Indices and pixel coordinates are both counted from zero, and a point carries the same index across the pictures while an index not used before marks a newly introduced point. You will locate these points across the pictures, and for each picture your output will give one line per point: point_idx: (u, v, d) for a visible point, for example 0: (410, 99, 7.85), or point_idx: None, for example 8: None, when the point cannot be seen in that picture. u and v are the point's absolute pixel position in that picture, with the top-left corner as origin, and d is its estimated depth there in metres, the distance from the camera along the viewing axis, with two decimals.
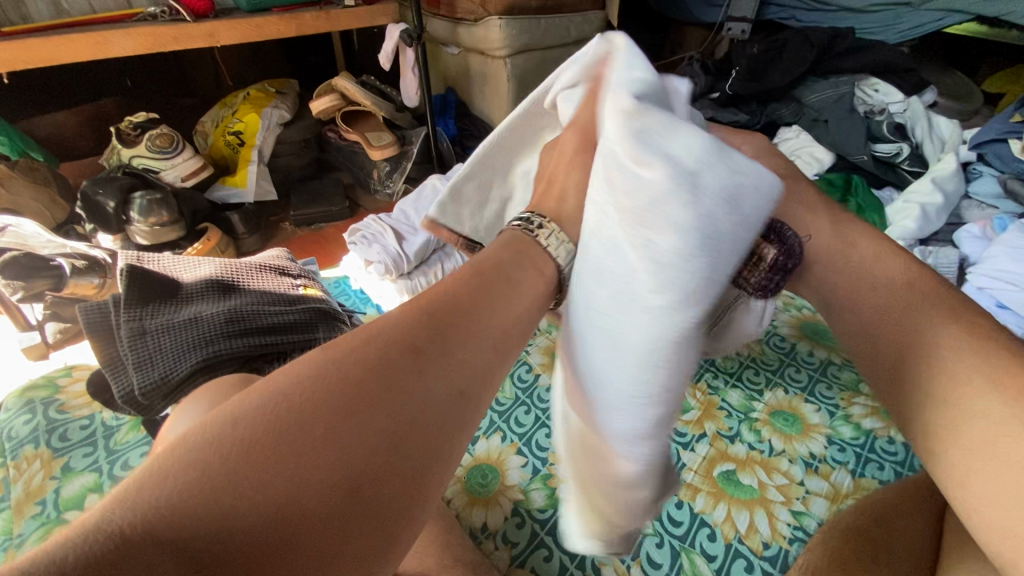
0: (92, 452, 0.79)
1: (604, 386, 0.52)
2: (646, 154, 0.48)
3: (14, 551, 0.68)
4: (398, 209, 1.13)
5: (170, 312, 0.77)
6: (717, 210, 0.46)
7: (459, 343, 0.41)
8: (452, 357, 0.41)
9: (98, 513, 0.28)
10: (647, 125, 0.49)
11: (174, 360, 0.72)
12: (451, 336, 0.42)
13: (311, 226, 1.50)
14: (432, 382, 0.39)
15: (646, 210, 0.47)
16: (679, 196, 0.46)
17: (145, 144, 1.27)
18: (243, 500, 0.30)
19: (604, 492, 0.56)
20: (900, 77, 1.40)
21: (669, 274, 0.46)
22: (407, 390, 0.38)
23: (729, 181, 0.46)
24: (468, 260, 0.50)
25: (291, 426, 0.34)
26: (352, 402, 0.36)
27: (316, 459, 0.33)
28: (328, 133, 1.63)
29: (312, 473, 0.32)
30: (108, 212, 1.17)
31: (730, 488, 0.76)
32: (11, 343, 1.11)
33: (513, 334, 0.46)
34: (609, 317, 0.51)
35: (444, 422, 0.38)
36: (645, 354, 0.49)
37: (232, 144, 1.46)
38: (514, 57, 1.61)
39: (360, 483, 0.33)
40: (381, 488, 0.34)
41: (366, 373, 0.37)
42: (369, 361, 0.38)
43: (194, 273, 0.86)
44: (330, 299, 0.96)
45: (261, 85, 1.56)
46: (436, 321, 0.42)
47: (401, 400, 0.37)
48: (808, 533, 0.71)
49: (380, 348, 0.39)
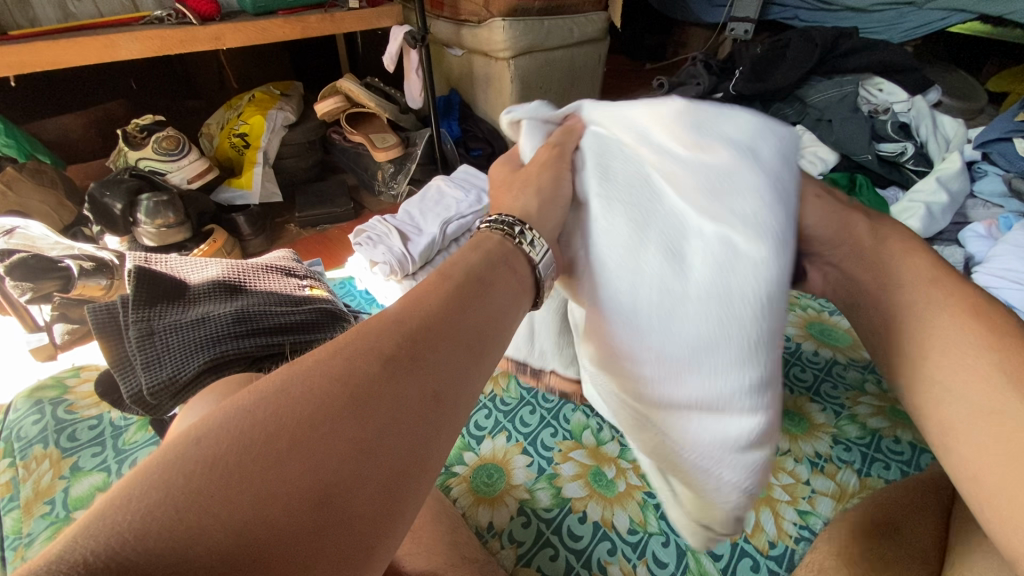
0: (100, 451, 0.79)
1: (719, 340, 0.53)
2: (705, 141, 0.59)
3: (24, 550, 0.68)
4: (402, 209, 1.13)
5: (177, 313, 0.78)
6: (777, 167, 0.57)
7: (435, 350, 0.41)
8: (425, 364, 0.40)
9: (60, 542, 0.26)
10: (694, 121, 0.61)
11: (181, 360, 0.72)
12: (423, 342, 0.41)
13: (316, 227, 1.51)
14: (405, 388, 0.38)
15: (722, 179, 0.56)
16: (748, 162, 0.56)
17: (151, 146, 1.27)
18: (210, 516, 0.29)
19: (723, 457, 0.54)
20: (904, 76, 1.40)
21: (763, 221, 0.53)
22: (379, 397, 0.37)
23: (776, 145, 0.59)
24: (437, 269, 0.49)
25: (258, 440, 0.32)
26: (326, 412, 0.35)
27: (285, 472, 0.31)
28: (333, 135, 1.65)
29: (282, 487, 0.31)
30: (116, 214, 1.18)
31: None
32: (20, 344, 1.12)
33: (487, 337, 0.45)
34: (713, 275, 0.54)
35: (419, 427, 0.37)
36: (761, 292, 0.52)
37: (237, 146, 1.47)
38: (518, 59, 1.62)
39: (333, 495, 0.32)
40: (355, 499, 0.33)
41: (340, 383, 0.37)
42: (341, 370, 0.37)
43: (202, 274, 0.87)
44: (335, 300, 0.96)
45: (266, 88, 1.57)
46: (405, 329, 0.41)
47: (375, 407, 0.36)
48: (814, 532, 0.71)
49: (348, 359, 0.38)
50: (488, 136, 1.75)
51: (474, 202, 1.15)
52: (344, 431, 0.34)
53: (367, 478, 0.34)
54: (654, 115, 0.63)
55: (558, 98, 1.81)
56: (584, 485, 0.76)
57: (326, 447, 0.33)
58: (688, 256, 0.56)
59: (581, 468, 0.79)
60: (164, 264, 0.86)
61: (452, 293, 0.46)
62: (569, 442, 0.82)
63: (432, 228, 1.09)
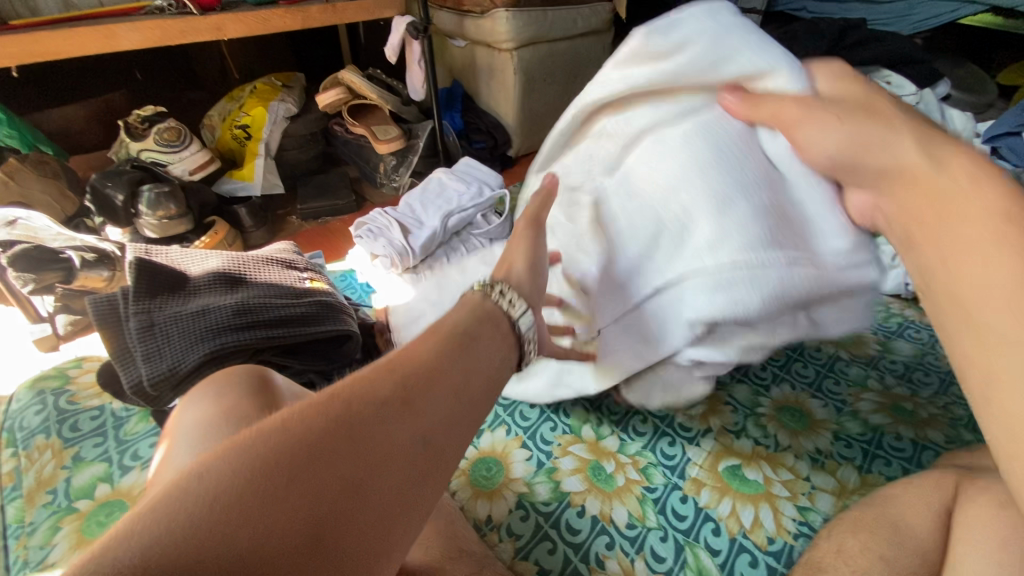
0: (102, 442, 0.80)
1: (755, 188, 0.59)
2: (660, 48, 0.67)
3: (26, 539, 0.69)
4: (403, 202, 1.13)
5: (178, 304, 0.78)
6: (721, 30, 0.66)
7: (424, 400, 0.46)
8: (416, 412, 0.45)
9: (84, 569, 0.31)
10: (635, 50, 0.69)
11: (181, 351, 0.73)
12: (415, 391, 0.46)
13: (318, 220, 1.51)
14: (395, 432, 0.43)
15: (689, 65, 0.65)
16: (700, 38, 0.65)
17: (153, 138, 1.27)
18: (208, 556, 0.33)
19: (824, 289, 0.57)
20: (912, 69, 1.38)
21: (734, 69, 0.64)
22: (370, 441, 0.41)
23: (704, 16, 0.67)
24: (434, 325, 0.55)
25: (258, 477, 0.37)
26: (329, 451, 0.40)
27: (280, 510, 0.36)
28: (335, 127, 1.64)
29: (277, 522, 0.36)
30: (117, 205, 1.18)
31: (735, 484, 0.76)
32: (22, 334, 1.13)
33: (475, 387, 0.50)
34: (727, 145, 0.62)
35: (409, 471, 0.42)
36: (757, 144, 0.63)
37: (239, 137, 1.47)
38: (520, 50, 1.60)
39: (323, 531, 0.37)
40: (342, 535, 0.38)
41: (341, 427, 0.41)
42: (346, 414, 0.42)
43: (202, 266, 0.87)
44: (336, 292, 0.96)
45: (268, 79, 1.56)
46: (398, 377, 0.46)
47: (368, 452, 0.41)
48: (813, 529, 0.71)
49: (345, 403, 0.43)
50: (490, 129, 1.74)
51: (475, 194, 1.13)
52: (343, 475, 0.39)
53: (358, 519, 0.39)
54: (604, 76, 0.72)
55: (561, 90, 1.80)
56: (583, 479, 0.76)
57: (321, 486, 0.38)
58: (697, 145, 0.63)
59: (581, 462, 0.79)
60: (164, 255, 0.86)
61: (443, 346, 0.51)
62: (568, 436, 0.82)
63: (433, 221, 1.08)
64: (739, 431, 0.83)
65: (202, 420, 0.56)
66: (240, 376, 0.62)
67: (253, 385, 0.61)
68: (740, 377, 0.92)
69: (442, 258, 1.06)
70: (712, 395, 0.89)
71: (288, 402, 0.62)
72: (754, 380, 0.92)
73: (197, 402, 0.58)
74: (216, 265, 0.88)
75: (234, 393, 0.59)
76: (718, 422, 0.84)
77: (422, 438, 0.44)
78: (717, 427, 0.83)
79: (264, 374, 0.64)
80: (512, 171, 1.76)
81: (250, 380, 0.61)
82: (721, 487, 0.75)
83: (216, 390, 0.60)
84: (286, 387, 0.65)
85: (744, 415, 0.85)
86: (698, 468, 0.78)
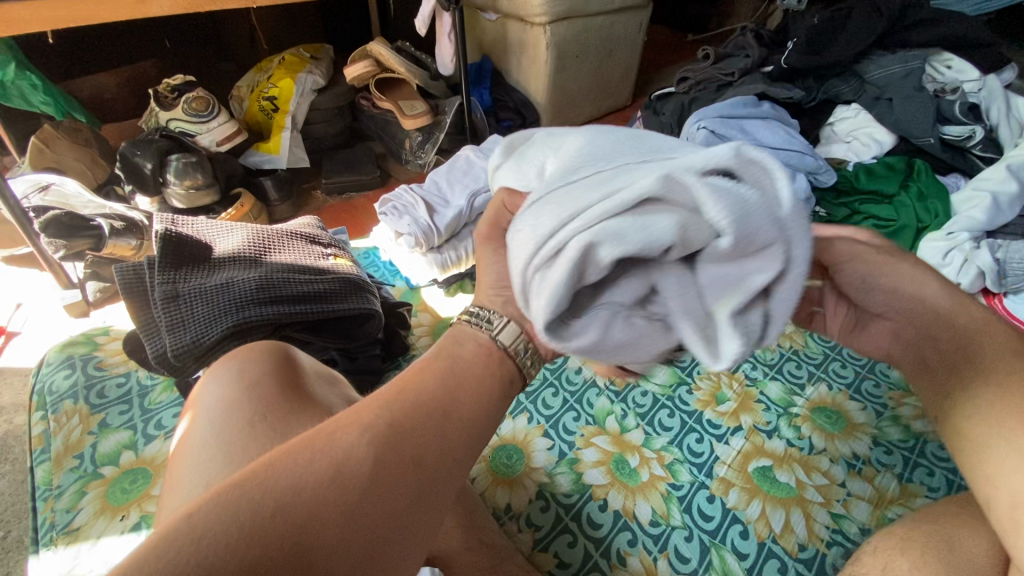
0: (127, 410, 0.80)
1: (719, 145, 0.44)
2: None
3: (53, 501, 0.70)
4: (429, 179, 1.10)
5: (202, 277, 0.77)
6: None
7: (420, 428, 0.46)
8: (395, 447, 0.44)
9: None
10: None
11: (205, 324, 0.72)
12: (412, 419, 0.46)
13: (342, 195, 1.49)
14: (386, 459, 0.43)
15: None
16: None
17: (181, 107, 1.27)
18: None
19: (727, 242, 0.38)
20: (977, 52, 1.27)
21: None
22: (361, 470, 0.42)
23: None
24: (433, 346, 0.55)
25: (244, 509, 0.37)
26: (321, 496, 0.40)
27: (267, 541, 0.36)
28: (361, 101, 1.61)
29: (263, 551, 0.36)
30: (146, 174, 1.18)
31: (765, 486, 0.73)
32: (54, 299, 1.15)
33: (480, 414, 0.50)
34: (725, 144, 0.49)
35: (403, 499, 0.43)
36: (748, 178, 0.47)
37: (267, 109, 1.45)
38: (554, 25, 1.54)
39: (311, 559, 0.37)
40: (331, 561, 0.38)
41: (335, 468, 0.41)
42: (339, 450, 0.43)
43: (227, 239, 0.86)
44: (360, 270, 0.94)
45: (296, 50, 1.54)
46: (393, 405, 0.47)
47: (367, 490, 0.42)
48: (848, 538, 0.67)
49: (337, 437, 0.44)
50: (519, 107, 1.70)
51: None
52: (343, 516, 0.40)
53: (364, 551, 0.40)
54: None
55: (593, 68, 1.73)
56: (605, 472, 0.74)
57: (320, 532, 0.39)
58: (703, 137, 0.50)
59: (604, 454, 0.76)
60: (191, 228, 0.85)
61: (429, 375, 0.50)
62: (592, 427, 0.80)
63: (459, 200, 1.05)
64: (771, 431, 0.80)
65: (223, 396, 0.55)
66: (263, 350, 0.60)
67: (276, 360, 0.60)
68: (773, 374, 0.88)
69: (468, 239, 1.03)
70: (743, 392, 0.86)
71: (310, 380, 0.61)
72: (788, 378, 0.88)
73: (220, 378, 0.57)
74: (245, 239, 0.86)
75: (258, 368, 0.58)
76: (748, 420, 0.81)
77: (411, 465, 0.44)
78: (748, 425, 0.81)
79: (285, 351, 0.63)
80: None
81: (272, 355, 0.60)
82: (751, 488, 0.72)
83: (238, 366, 0.58)
84: (308, 364, 0.64)
85: (776, 414, 0.82)
86: (727, 467, 0.75)
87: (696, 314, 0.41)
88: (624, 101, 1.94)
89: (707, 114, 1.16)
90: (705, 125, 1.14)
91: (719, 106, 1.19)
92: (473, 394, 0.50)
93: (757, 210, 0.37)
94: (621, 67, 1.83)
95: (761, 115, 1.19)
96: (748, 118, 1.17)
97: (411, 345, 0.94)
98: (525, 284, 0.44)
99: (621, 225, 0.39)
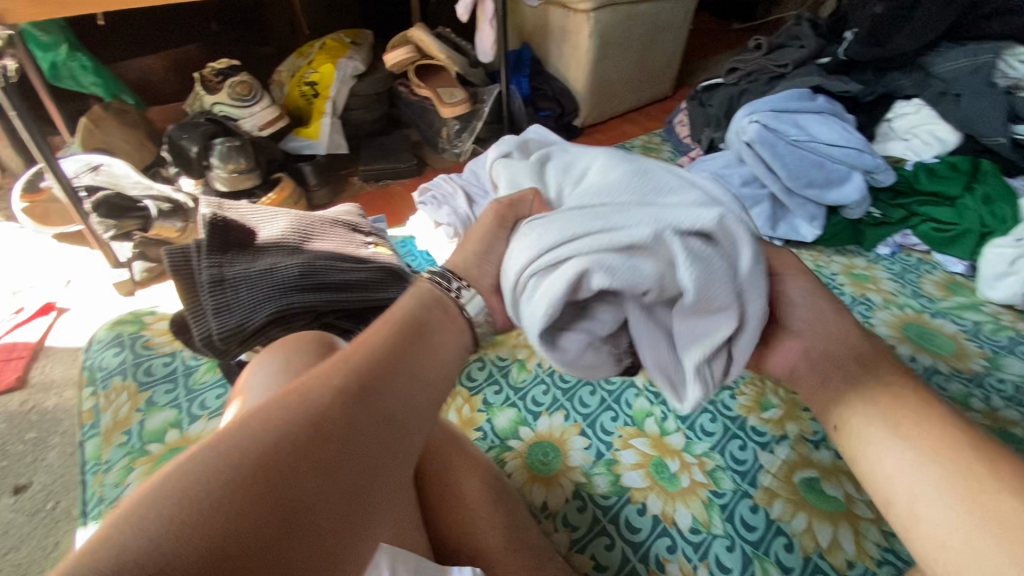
0: (173, 389, 0.82)
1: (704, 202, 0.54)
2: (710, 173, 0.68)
3: (102, 475, 0.72)
4: (469, 169, 1.09)
5: (247, 262, 0.78)
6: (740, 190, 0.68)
7: (387, 388, 0.45)
8: (366, 406, 0.43)
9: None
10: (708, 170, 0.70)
11: (250, 309, 0.73)
12: (382, 380, 0.45)
13: (379, 182, 1.50)
14: (359, 417, 0.42)
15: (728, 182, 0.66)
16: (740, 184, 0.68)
17: (226, 92, 1.28)
18: (183, 553, 0.31)
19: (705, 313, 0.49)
20: None
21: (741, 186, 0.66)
22: (338, 429, 0.41)
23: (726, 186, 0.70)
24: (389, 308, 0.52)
25: (222, 472, 0.35)
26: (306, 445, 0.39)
27: (249, 501, 0.35)
28: (399, 87, 1.60)
29: (247, 513, 0.34)
30: (192, 157, 1.20)
31: (812, 498, 0.70)
32: (103, 277, 1.18)
33: (443, 379, 0.50)
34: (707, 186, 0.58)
35: (374, 454, 0.42)
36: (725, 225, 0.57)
37: (307, 94, 1.46)
38: (598, 11, 1.50)
39: (296, 518, 0.36)
40: (315, 520, 0.37)
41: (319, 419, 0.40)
42: (313, 409, 0.41)
43: (270, 225, 0.86)
44: (399, 260, 0.94)
45: (337, 35, 1.54)
46: (362, 366, 0.45)
47: (348, 439, 0.41)
48: (900, 558, 0.64)
49: (308, 397, 0.42)
50: (559, 96, 1.67)
51: None
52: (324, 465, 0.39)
53: (352, 498, 0.40)
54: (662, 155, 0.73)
55: (636, 57, 1.69)
56: (644, 475, 0.72)
57: (300, 481, 0.37)
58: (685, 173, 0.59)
59: (642, 457, 0.74)
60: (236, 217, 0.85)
61: (397, 334, 0.49)
62: (630, 428, 0.78)
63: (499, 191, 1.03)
64: (819, 441, 0.77)
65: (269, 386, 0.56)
66: (310, 341, 0.61)
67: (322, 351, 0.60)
68: None
69: None
70: (789, 399, 0.83)
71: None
72: None
73: (268, 367, 0.57)
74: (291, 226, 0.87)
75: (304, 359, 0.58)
76: (794, 429, 0.78)
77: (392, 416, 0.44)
78: (794, 434, 0.77)
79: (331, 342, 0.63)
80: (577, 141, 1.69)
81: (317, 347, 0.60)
82: (796, 500, 0.70)
83: (284, 356, 0.59)
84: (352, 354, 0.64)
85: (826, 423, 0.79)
86: (771, 476, 0.73)
87: (664, 362, 0.52)
88: (665, 92, 1.88)
89: (759, 108, 1.12)
90: (758, 118, 1.10)
91: (772, 99, 1.14)
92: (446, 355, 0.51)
93: (721, 283, 0.48)
94: (664, 57, 1.77)
95: (817, 109, 1.14)
96: (803, 111, 1.12)
97: None
98: (517, 287, 0.52)
99: (612, 259, 0.48)
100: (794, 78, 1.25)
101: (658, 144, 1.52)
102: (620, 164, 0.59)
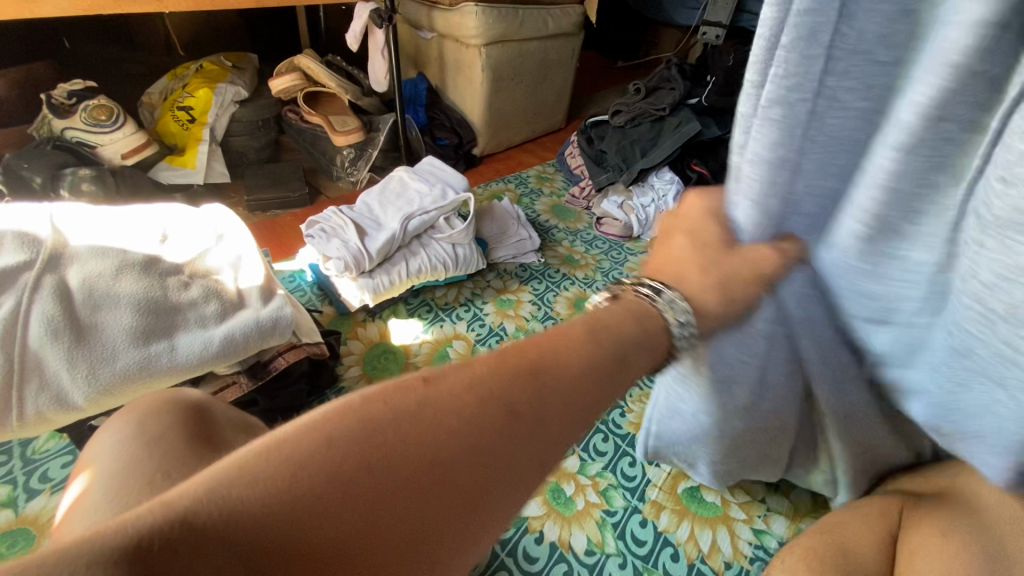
0: (6, 460, 0.75)
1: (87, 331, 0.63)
2: (140, 370, 0.64)
3: None
4: (360, 201, 1.05)
5: (70, 325, 0.62)
6: (129, 366, 0.63)
7: (545, 410, 0.37)
8: (539, 405, 0.37)
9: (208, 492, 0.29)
10: (142, 368, 0.64)
11: (75, 376, 0.61)
12: (535, 418, 0.37)
13: (267, 213, 1.39)
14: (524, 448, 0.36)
15: (135, 379, 0.64)
16: (129, 369, 0.63)
17: (79, 115, 1.14)
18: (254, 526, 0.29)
19: None
20: None
21: (102, 370, 0.62)
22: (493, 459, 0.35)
23: (134, 369, 0.64)
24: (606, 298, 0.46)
25: (310, 498, 0.30)
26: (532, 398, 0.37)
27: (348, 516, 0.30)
28: (288, 113, 1.51)
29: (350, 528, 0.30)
30: (36, 189, 1.06)
31: (693, 507, 0.76)
32: None
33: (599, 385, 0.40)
34: (132, 372, 0.64)
35: (475, 478, 0.34)
36: (117, 381, 0.63)
37: (181, 120, 1.36)
38: (489, 47, 1.54)
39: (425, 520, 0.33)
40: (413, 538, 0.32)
41: (314, 466, 0.31)
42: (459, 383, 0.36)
43: (96, 272, 0.66)
44: (251, 277, 0.79)
45: (217, 59, 1.48)
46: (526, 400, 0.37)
47: (466, 436, 0.34)
48: (768, 552, 0.72)
49: (480, 398, 0.36)
50: (455, 126, 1.69)
51: (437, 196, 1.06)
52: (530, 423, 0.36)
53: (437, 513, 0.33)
54: (145, 362, 0.64)
55: (528, 92, 1.74)
56: (542, 502, 0.75)
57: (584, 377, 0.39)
58: (147, 347, 0.65)
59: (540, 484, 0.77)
60: (51, 273, 0.64)
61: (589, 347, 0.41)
62: None
63: (392, 223, 1.01)
64: None
65: (120, 456, 0.53)
66: (166, 400, 0.60)
67: (183, 412, 0.59)
68: None
69: (400, 263, 0.99)
70: None
71: (223, 431, 0.60)
72: None
73: (118, 437, 0.55)
74: (132, 260, 0.69)
75: (163, 420, 0.57)
76: None
77: (414, 480, 0.32)
78: None
79: (198, 404, 0.61)
80: (477, 169, 1.71)
81: (177, 407, 0.59)
82: (680, 510, 0.76)
83: (140, 419, 0.57)
84: (214, 407, 0.63)
85: None
86: (657, 490, 0.78)
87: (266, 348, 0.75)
88: (559, 123, 1.94)
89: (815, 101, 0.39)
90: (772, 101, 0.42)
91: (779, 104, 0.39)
92: (572, 370, 0.39)
93: None
94: (555, 91, 1.83)
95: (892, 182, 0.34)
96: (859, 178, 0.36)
97: (341, 375, 0.90)
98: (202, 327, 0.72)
99: (30, 236, 0.65)
100: (675, 125, 1.35)
101: (551, 174, 1.60)
102: (118, 275, 0.67)
